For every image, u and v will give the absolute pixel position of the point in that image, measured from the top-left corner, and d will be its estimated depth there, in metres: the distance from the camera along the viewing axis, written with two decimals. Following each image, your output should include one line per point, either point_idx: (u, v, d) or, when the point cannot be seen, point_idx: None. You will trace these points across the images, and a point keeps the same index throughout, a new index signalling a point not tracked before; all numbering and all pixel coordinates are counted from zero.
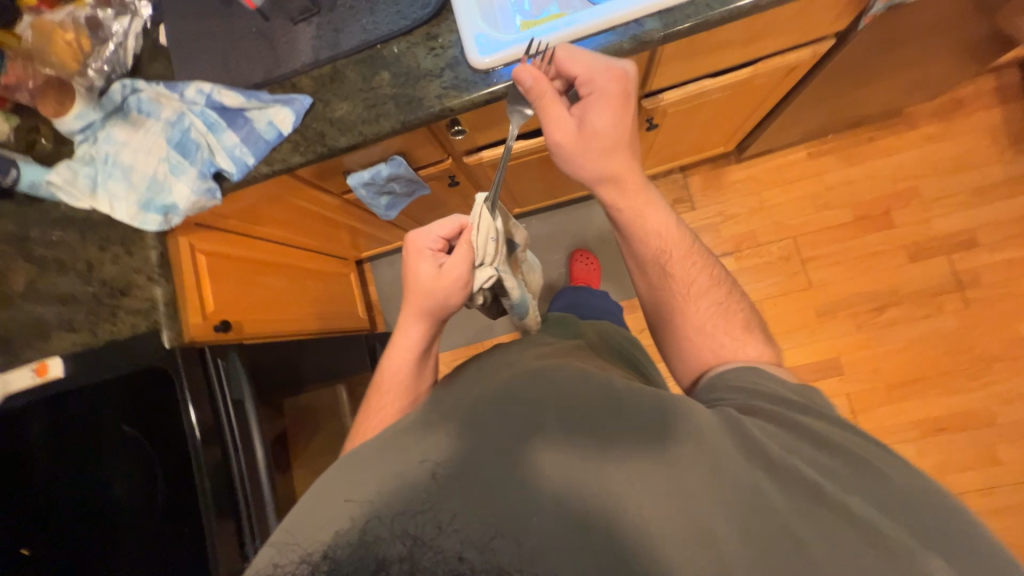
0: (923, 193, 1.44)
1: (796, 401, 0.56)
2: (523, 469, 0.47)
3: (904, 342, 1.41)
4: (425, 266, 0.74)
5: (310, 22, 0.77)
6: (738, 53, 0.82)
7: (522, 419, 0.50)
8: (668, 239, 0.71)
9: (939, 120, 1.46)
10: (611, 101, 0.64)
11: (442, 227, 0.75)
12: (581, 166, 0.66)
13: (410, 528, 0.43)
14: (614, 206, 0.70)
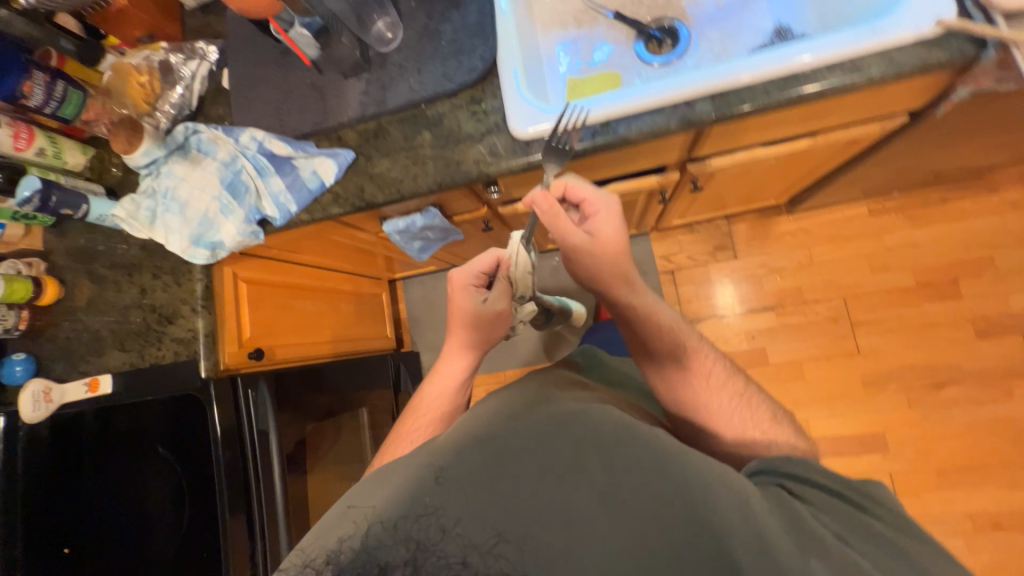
0: (999, 265, 1.32)
1: (842, 488, 0.54)
2: (544, 484, 0.46)
3: (962, 425, 1.29)
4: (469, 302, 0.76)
5: (360, 78, 0.79)
6: (796, 128, 0.77)
7: (549, 445, 0.49)
8: (681, 334, 0.74)
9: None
10: (615, 214, 0.67)
11: (484, 264, 0.76)
12: (596, 269, 0.67)
13: (414, 532, 0.42)
14: (629, 308, 0.69)
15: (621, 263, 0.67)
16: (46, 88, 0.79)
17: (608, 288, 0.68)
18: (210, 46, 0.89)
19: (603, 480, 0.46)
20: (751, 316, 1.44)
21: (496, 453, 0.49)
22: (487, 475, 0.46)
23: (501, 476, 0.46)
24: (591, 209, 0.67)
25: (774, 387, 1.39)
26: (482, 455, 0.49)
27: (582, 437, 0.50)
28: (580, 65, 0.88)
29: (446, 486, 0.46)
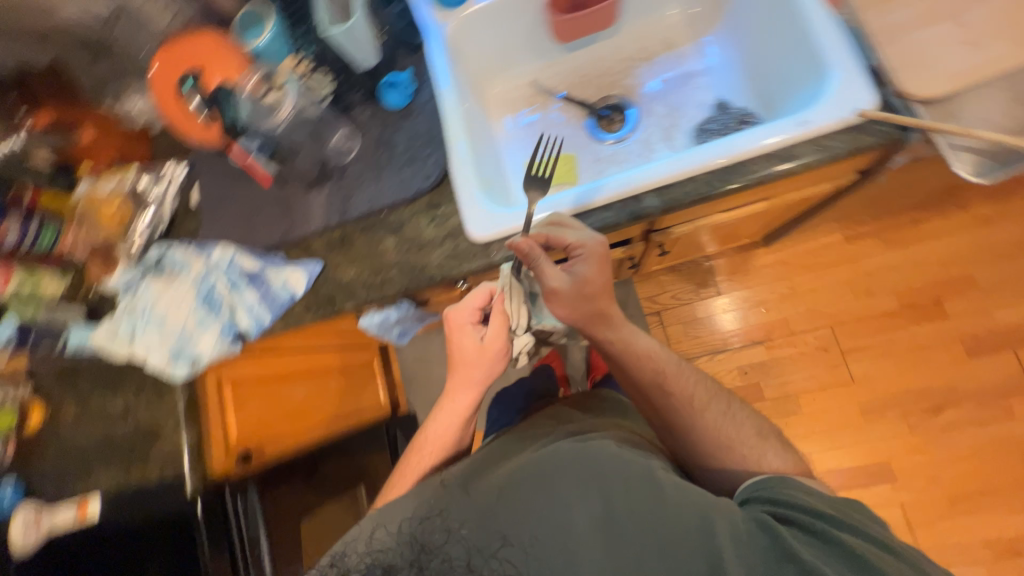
0: (980, 282, 1.33)
1: (841, 511, 0.54)
2: (541, 504, 0.54)
3: (968, 449, 1.27)
4: (464, 338, 0.76)
5: (322, 189, 0.81)
6: (749, 199, 0.79)
7: (553, 474, 0.56)
8: (659, 359, 0.71)
9: (991, 204, 1.35)
10: (601, 257, 0.63)
11: (477, 300, 0.76)
12: (571, 315, 0.66)
13: (420, 535, 0.55)
14: (605, 341, 0.69)
15: (603, 309, 0.66)
16: (20, 229, 0.81)
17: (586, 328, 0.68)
18: (179, 164, 0.92)
19: (595, 504, 0.53)
20: (742, 352, 1.43)
21: (503, 482, 0.58)
22: (494, 496, 0.56)
23: (505, 498, 0.55)
24: (576, 252, 0.63)
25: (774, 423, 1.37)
26: (492, 486, 0.58)
27: (585, 465, 0.57)
28: (535, 149, 0.90)
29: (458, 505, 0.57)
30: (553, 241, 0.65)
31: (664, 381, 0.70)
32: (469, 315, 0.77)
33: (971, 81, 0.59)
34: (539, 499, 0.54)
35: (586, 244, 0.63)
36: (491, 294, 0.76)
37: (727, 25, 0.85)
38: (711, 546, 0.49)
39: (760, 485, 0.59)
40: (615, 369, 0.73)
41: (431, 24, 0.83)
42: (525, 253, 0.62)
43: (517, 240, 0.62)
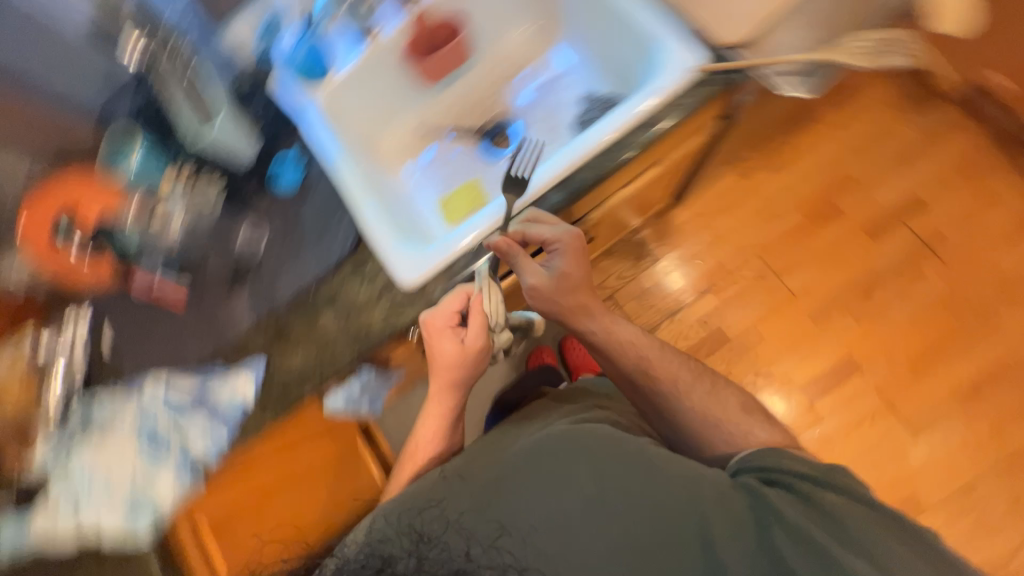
0: (857, 175, 1.50)
1: (819, 469, 0.62)
2: (537, 494, 0.61)
3: (906, 317, 1.42)
4: (442, 343, 0.72)
5: (242, 288, 0.78)
6: (640, 167, 0.86)
7: (546, 459, 0.63)
8: (640, 344, 0.78)
9: (840, 107, 1.53)
10: (577, 253, 0.72)
11: (455, 302, 0.72)
12: (554, 308, 0.75)
13: (417, 525, 0.61)
14: (588, 329, 0.77)
15: (582, 298, 0.75)
16: None
17: (569, 318, 0.76)
18: (82, 303, 0.78)
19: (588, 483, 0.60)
20: (696, 303, 1.52)
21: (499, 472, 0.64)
22: (491, 483, 0.64)
23: (501, 489, 0.62)
24: (555, 248, 0.71)
25: (746, 357, 1.47)
26: (488, 476, 0.65)
27: (578, 447, 0.64)
28: (440, 185, 0.93)
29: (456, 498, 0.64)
30: (530, 240, 0.72)
31: (648, 365, 0.76)
32: (448, 318, 0.73)
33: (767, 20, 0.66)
34: (533, 485, 0.62)
35: (559, 238, 0.70)
36: (468, 296, 0.73)
37: (569, 27, 0.93)
38: (685, 503, 0.59)
39: (746, 455, 0.67)
40: (600, 357, 0.79)
41: (298, 102, 0.81)
42: (505, 252, 0.69)
43: (495, 240, 0.69)
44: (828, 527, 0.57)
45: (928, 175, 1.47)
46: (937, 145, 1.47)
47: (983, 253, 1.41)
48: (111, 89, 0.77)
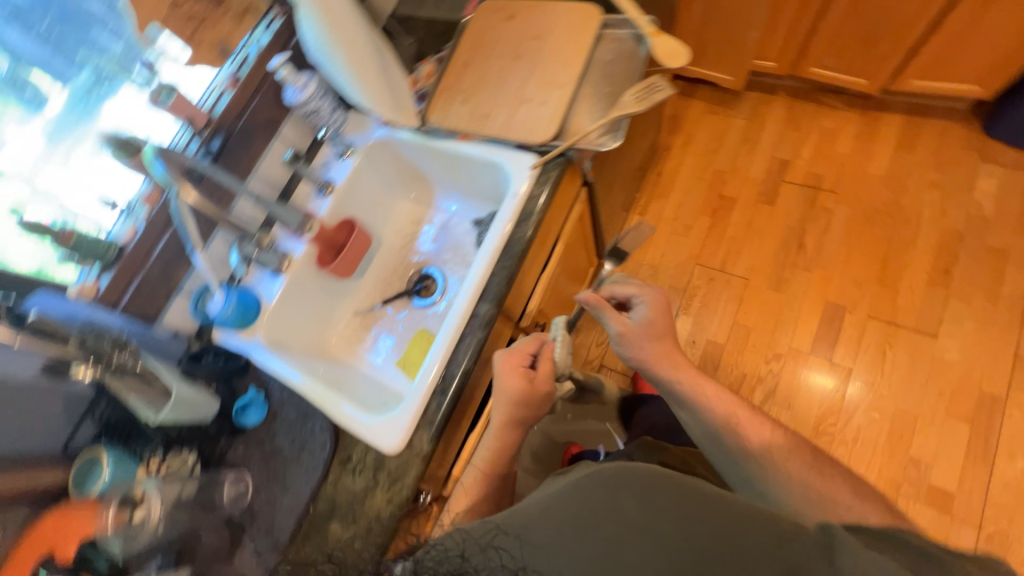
0: (725, 168, 1.74)
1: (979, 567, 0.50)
2: (563, 523, 0.52)
3: (843, 247, 1.53)
4: (514, 382, 0.79)
5: (245, 542, 0.76)
6: (544, 251, 0.98)
7: (600, 490, 0.53)
8: (731, 404, 0.82)
9: (677, 132, 1.84)
10: (657, 303, 0.90)
11: (529, 346, 0.83)
12: (638, 349, 0.88)
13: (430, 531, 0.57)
14: (673, 377, 0.86)
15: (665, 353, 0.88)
16: None
17: (657, 370, 0.87)
18: None
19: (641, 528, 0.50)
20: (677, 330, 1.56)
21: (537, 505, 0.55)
22: (520, 518, 0.55)
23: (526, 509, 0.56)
24: (637, 298, 0.92)
25: (748, 351, 1.49)
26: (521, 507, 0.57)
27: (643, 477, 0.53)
28: (395, 350, 1.00)
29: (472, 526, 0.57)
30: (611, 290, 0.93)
31: (737, 423, 0.80)
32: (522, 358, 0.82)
33: (555, 121, 0.83)
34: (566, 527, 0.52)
35: (646, 292, 0.92)
36: (543, 344, 0.85)
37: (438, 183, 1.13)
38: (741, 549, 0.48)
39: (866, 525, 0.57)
40: (687, 414, 0.84)
41: (244, 345, 0.88)
42: (591, 300, 0.89)
43: (587, 293, 0.90)
44: None
45: (773, 141, 1.72)
46: (763, 119, 1.75)
47: (858, 170, 1.60)
48: (76, 414, 0.78)
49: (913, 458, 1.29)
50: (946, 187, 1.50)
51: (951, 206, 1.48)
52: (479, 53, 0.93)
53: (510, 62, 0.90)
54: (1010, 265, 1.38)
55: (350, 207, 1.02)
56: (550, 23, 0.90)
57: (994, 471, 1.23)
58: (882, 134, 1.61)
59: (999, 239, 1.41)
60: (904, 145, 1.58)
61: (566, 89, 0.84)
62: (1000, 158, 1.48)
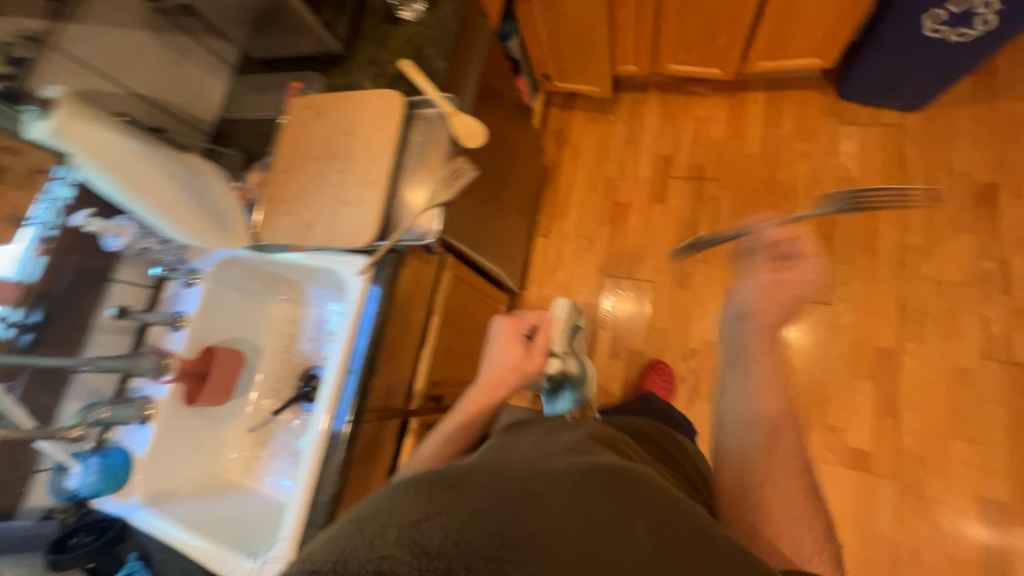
0: (615, 173, 1.77)
1: None
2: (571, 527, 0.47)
3: (735, 231, 1.58)
4: (511, 341, 0.94)
5: None
6: (412, 333, 0.99)
7: (597, 497, 0.50)
8: (777, 416, 0.91)
9: (565, 146, 1.86)
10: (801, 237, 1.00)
11: (532, 318, 0.97)
12: (769, 314, 0.98)
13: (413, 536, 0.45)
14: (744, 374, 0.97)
15: (764, 336, 0.99)
16: None
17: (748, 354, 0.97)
18: None
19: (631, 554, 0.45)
20: (599, 343, 1.62)
21: (535, 498, 0.49)
22: (511, 504, 0.49)
23: (529, 508, 0.48)
24: (793, 242, 1.00)
25: (667, 351, 1.54)
26: (516, 494, 0.50)
27: (637, 493, 0.52)
28: (288, 463, 0.99)
29: (458, 496, 0.49)
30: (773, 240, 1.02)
31: (778, 430, 0.90)
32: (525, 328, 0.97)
33: (376, 224, 0.83)
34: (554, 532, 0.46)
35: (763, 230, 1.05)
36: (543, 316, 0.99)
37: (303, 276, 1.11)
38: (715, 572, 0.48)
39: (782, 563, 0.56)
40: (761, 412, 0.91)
41: (120, 507, 0.87)
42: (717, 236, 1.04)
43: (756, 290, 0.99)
44: None
45: (655, 138, 1.75)
46: (641, 118, 1.79)
47: (735, 153, 1.65)
48: None
49: (830, 425, 1.35)
50: (814, 155, 1.56)
51: (823, 172, 1.54)
52: (298, 157, 0.91)
53: (327, 164, 0.88)
54: (883, 219, 1.45)
55: (210, 333, 0.99)
56: (359, 116, 0.89)
57: (902, 421, 1.30)
58: (750, 113, 1.66)
59: (869, 197, 1.48)
60: (771, 121, 1.63)
61: (381, 186, 0.84)
62: (858, 118, 1.55)
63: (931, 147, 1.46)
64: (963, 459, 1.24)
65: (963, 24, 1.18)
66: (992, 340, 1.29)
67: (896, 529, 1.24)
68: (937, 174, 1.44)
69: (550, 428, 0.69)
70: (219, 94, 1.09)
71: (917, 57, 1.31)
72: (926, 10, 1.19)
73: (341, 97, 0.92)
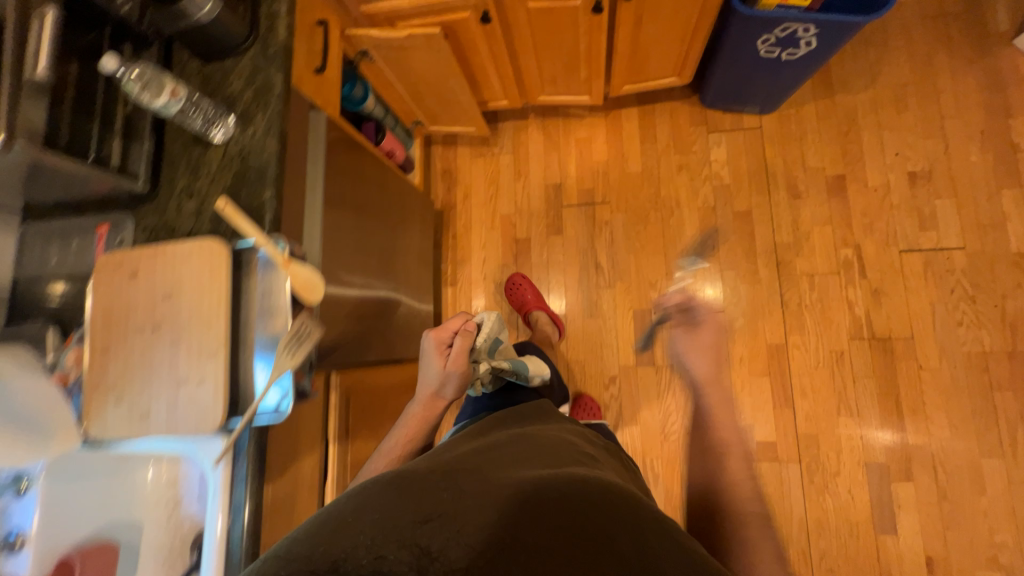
0: (510, 209, 1.74)
1: None
2: (565, 529, 0.49)
3: (631, 252, 1.62)
4: (434, 355, 0.99)
5: None
6: (304, 477, 0.93)
7: (579, 512, 0.52)
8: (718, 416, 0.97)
9: (456, 187, 1.79)
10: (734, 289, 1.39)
11: (452, 326, 1.00)
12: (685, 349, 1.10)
13: (418, 541, 0.45)
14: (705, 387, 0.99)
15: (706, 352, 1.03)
16: None
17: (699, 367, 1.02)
18: None
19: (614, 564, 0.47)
20: None
21: (531, 506, 0.51)
22: (509, 509, 0.50)
23: (526, 514, 0.50)
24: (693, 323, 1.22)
25: (589, 382, 1.57)
26: (515, 504, 0.51)
27: (614, 508, 0.54)
28: None
29: (449, 498, 0.50)
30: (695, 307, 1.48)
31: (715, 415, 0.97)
32: (445, 339, 1.00)
33: (220, 406, 0.72)
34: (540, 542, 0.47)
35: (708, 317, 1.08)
36: (466, 321, 1.02)
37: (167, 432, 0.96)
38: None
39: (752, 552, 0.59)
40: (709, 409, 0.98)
41: None
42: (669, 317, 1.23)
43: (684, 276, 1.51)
44: None
45: (542, 166, 1.73)
46: (525, 147, 1.75)
47: (620, 173, 1.67)
48: None
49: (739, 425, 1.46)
50: (691, 166, 1.62)
51: (701, 182, 1.60)
52: (114, 329, 0.78)
53: (151, 336, 0.76)
54: (757, 223, 1.55)
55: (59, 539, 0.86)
56: (180, 272, 0.77)
57: (797, 409, 1.43)
58: (627, 131, 1.67)
59: (744, 202, 1.57)
60: (647, 136, 1.66)
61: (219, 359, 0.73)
62: (722, 125, 1.61)
63: (788, 146, 1.56)
64: (849, 434, 1.39)
65: (790, 45, 1.23)
66: (857, 321, 1.43)
67: (806, 508, 1.37)
68: (795, 172, 1.55)
69: (527, 444, 0.72)
70: (9, 252, 0.91)
71: (760, 71, 1.36)
72: (758, 35, 1.22)
73: (154, 250, 0.79)
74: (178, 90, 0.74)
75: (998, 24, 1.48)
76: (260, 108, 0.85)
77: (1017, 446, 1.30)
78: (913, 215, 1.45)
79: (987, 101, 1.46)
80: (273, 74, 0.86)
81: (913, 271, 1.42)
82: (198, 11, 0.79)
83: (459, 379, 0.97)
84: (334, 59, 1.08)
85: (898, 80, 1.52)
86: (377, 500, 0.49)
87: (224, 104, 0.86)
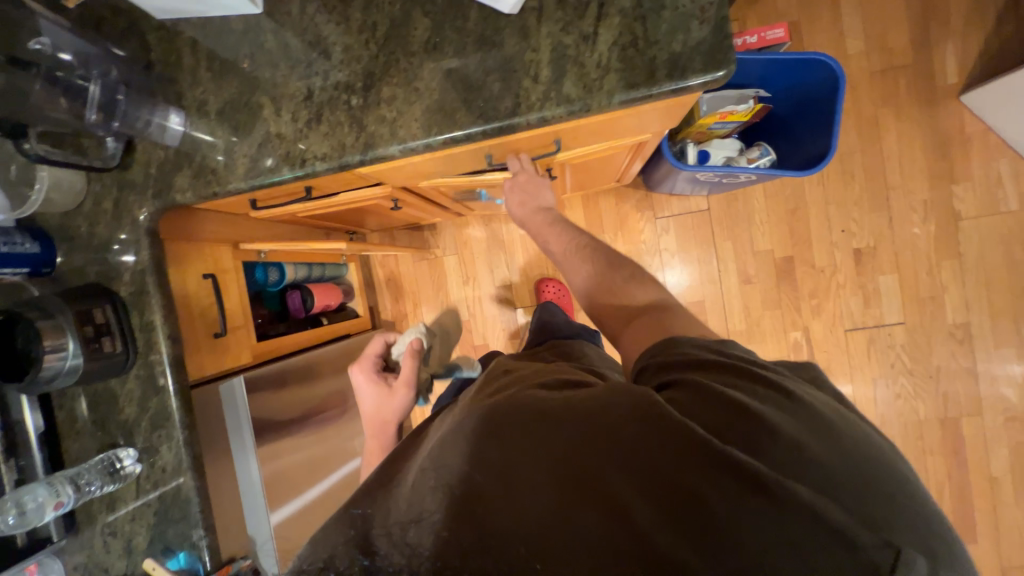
0: (463, 314, 1.68)
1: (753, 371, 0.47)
2: (524, 441, 0.45)
3: None
4: (370, 384, 0.87)
5: None
6: None
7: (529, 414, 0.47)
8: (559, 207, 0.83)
9: (403, 297, 1.70)
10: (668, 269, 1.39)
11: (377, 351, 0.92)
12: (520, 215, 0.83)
13: (411, 538, 0.43)
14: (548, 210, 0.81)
15: (534, 192, 0.80)
16: None
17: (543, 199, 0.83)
18: None
19: (577, 468, 0.42)
20: None
21: (489, 428, 0.47)
22: (472, 444, 0.46)
23: (490, 437, 0.46)
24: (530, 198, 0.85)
25: None
26: (476, 433, 0.47)
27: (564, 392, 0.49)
28: None
29: (426, 479, 0.47)
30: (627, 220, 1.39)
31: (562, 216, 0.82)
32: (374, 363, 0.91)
33: None
34: (498, 489, 0.43)
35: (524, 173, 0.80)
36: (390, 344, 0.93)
37: None
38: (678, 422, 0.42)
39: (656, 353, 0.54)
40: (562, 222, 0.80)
41: None
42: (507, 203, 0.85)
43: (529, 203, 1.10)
44: (799, 418, 0.43)
45: (488, 268, 1.65)
46: (468, 248, 1.65)
47: None
48: None
49: None
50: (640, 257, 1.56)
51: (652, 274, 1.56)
52: None
53: None
54: (711, 311, 1.54)
55: None
56: None
57: None
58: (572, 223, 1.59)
59: (696, 291, 1.54)
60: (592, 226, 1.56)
61: None
62: (670, 210, 1.53)
63: (736, 228, 1.51)
64: None
65: (729, 177, 1.15)
66: None
67: None
68: (745, 257, 1.51)
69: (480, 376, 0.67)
70: None
71: (703, 186, 1.27)
72: (700, 171, 1.12)
73: None
74: (62, 501, 0.72)
75: (947, 76, 1.38)
76: (163, 440, 0.79)
77: (943, 500, 1.46)
78: (858, 294, 1.46)
79: (932, 166, 1.41)
80: (167, 400, 0.78)
81: (857, 349, 1.47)
82: (64, 358, 0.68)
83: (410, 393, 0.84)
84: (234, 294, 1.01)
85: (845, 148, 1.44)
86: (368, 521, 0.47)
87: (122, 434, 0.80)
